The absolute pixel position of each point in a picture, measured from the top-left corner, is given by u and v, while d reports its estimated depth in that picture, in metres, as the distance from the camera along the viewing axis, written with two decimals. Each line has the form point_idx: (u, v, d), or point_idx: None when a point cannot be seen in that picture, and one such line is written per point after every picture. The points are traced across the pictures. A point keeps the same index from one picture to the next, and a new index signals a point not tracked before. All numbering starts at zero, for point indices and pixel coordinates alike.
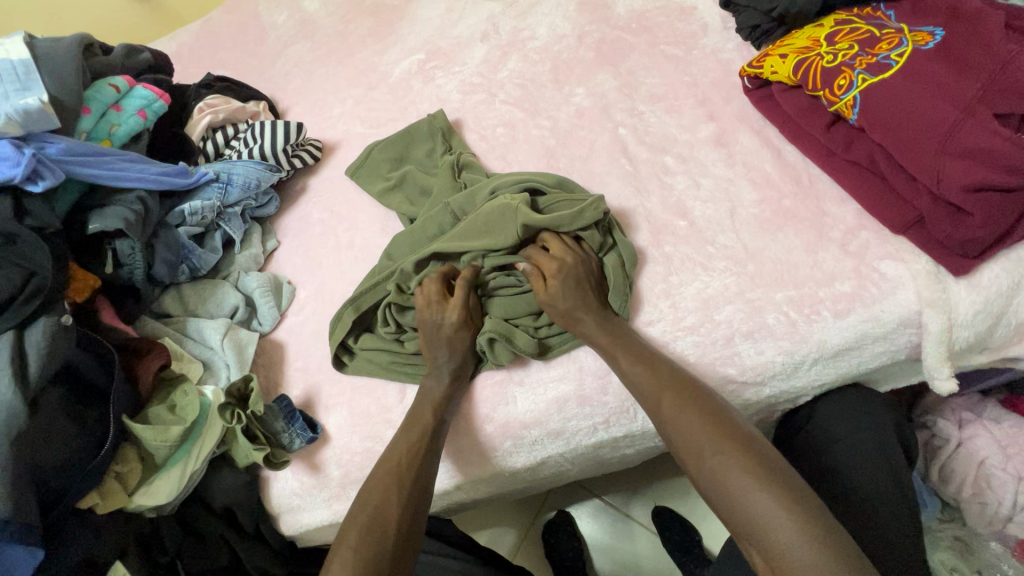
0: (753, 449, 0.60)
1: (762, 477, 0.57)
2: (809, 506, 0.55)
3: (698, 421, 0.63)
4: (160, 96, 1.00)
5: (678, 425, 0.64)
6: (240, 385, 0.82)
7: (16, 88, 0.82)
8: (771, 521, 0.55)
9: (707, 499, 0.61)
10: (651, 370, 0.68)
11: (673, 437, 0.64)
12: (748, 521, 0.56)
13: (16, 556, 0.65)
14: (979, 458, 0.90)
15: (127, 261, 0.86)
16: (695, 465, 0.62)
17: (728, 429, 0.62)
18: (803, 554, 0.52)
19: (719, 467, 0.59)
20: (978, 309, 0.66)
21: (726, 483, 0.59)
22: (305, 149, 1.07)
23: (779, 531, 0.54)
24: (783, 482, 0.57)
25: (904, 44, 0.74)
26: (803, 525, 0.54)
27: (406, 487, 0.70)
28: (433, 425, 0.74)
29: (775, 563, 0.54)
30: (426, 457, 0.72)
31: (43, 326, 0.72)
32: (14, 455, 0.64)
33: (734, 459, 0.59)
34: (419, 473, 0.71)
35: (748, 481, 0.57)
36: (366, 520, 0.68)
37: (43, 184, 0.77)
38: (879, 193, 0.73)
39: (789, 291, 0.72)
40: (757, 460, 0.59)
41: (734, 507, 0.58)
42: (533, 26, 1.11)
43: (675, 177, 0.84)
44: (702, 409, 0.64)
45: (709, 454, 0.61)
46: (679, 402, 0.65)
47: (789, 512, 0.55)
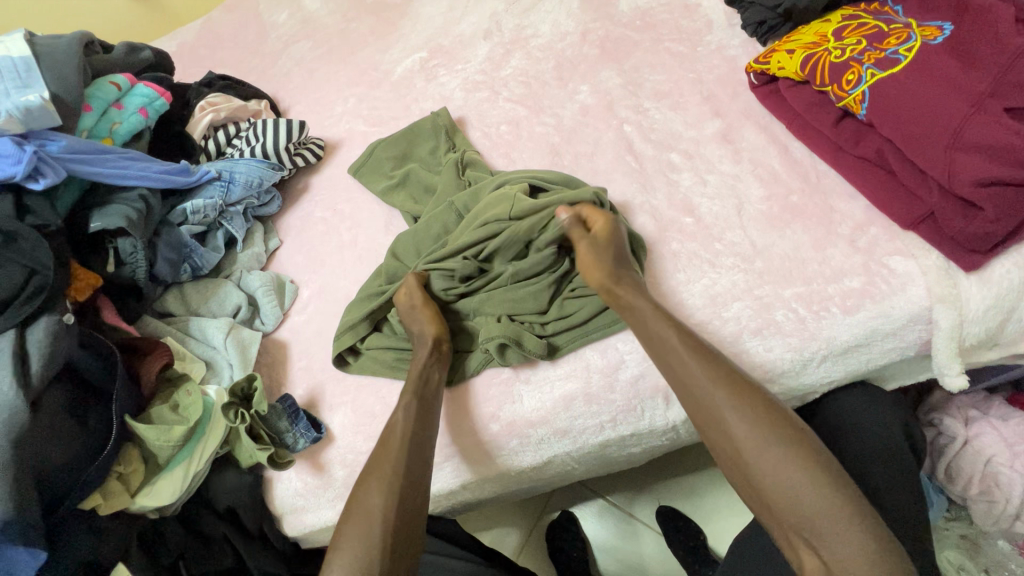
0: (807, 446, 0.59)
1: (819, 475, 0.57)
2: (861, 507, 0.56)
3: (754, 417, 0.60)
4: (161, 94, 1.00)
5: (733, 422, 0.61)
6: (243, 384, 0.82)
7: (16, 85, 0.81)
8: (830, 522, 0.55)
9: (755, 494, 0.60)
10: (702, 364, 0.64)
11: (725, 432, 0.61)
12: (804, 522, 0.56)
13: (18, 557, 0.65)
14: (986, 456, 0.90)
15: (129, 260, 0.85)
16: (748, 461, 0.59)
17: (782, 424, 0.60)
18: (864, 556, 0.53)
19: (775, 468, 0.58)
20: (989, 305, 0.66)
21: (783, 482, 0.57)
22: (307, 148, 1.06)
23: (839, 533, 0.55)
24: (837, 483, 0.57)
25: (911, 40, 0.74)
26: (861, 527, 0.55)
27: (392, 479, 0.68)
28: (419, 413, 0.73)
29: (830, 563, 0.55)
30: (413, 450, 0.71)
31: (45, 324, 0.71)
32: (16, 456, 0.64)
33: (794, 458, 0.58)
34: (405, 466, 0.69)
35: (807, 481, 0.57)
36: (356, 517, 0.67)
37: (45, 182, 0.76)
38: (888, 188, 0.73)
39: (798, 288, 0.71)
40: (815, 462, 0.58)
41: (791, 510, 0.57)
42: (536, 24, 1.10)
43: (681, 174, 0.84)
44: (755, 402, 0.61)
45: (768, 453, 0.59)
46: (733, 396, 0.61)
47: (848, 516, 0.55)
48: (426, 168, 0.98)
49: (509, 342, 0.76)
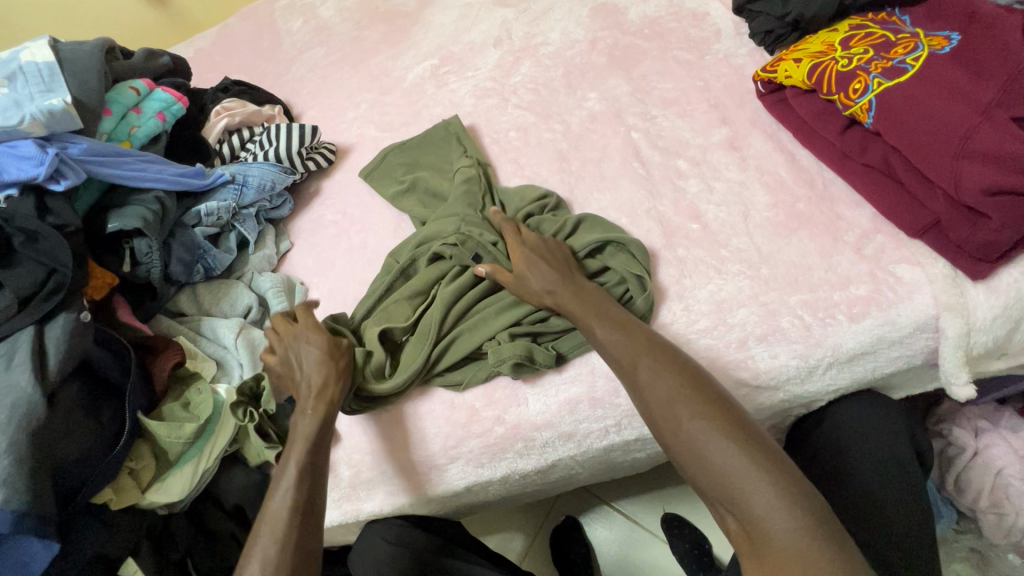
0: (726, 412, 0.61)
1: (734, 438, 0.58)
2: (779, 468, 0.57)
3: (674, 386, 0.63)
4: (178, 99, 1.02)
5: (653, 390, 0.64)
6: (251, 382, 0.81)
7: (40, 90, 0.84)
8: (746, 486, 0.56)
9: (678, 463, 0.62)
10: (626, 337, 0.68)
11: (647, 404, 0.64)
12: (722, 488, 0.57)
13: (33, 549, 0.66)
14: (996, 468, 0.89)
15: (144, 259, 0.87)
16: (669, 427, 0.62)
17: (704, 393, 0.63)
18: (778, 517, 0.54)
19: (691, 432, 0.60)
20: (996, 313, 0.66)
21: (699, 445, 0.59)
22: (319, 152, 1.08)
23: (755, 494, 0.55)
24: (754, 445, 0.58)
25: (919, 48, 0.74)
26: (785, 493, 0.55)
27: (274, 558, 0.62)
28: (298, 482, 0.68)
29: (749, 528, 0.55)
30: (301, 521, 0.66)
31: (63, 321, 0.73)
32: (33, 448, 0.65)
33: (709, 422, 0.60)
34: (297, 539, 0.64)
35: (720, 444, 0.58)
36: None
37: (65, 183, 0.79)
38: (896, 196, 0.73)
39: (804, 295, 0.72)
40: (731, 425, 0.60)
41: (709, 473, 0.58)
42: (546, 32, 1.12)
43: (688, 181, 0.85)
44: (678, 374, 0.64)
45: (686, 418, 0.61)
46: (653, 366, 0.65)
47: (765, 477, 0.56)
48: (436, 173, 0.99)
49: (522, 359, 0.75)
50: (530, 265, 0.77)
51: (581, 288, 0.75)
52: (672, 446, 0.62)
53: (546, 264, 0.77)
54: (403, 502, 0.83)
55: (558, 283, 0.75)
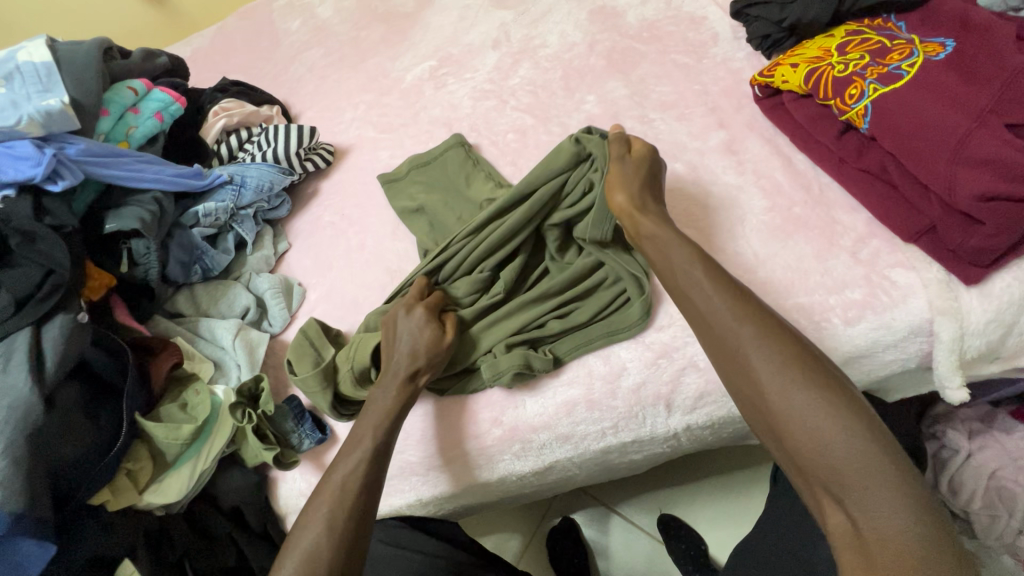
0: (841, 389, 0.57)
1: (853, 424, 0.55)
2: (899, 459, 0.54)
3: (787, 363, 0.59)
4: (176, 100, 1.02)
5: (762, 359, 0.59)
6: (250, 385, 0.83)
7: (38, 89, 0.84)
8: (864, 477, 0.52)
9: (781, 444, 0.58)
10: (728, 303, 0.64)
11: (755, 374, 0.59)
12: (836, 478, 0.53)
13: (28, 550, 0.65)
14: (990, 470, 0.90)
15: (142, 260, 0.87)
16: (779, 403, 0.57)
17: (817, 368, 0.58)
18: (897, 518, 0.50)
19: (806, 409, 0.56)
20: (989, 318, 0.66)
21: (813, 428, 0.55)
22: (317, 153, 1.08)
23: (869, 487, 0.52)
24: (872, 431, 0.55)
25: (915, 55, 0.75)
26: (905, 490, 0.52)
27: (340, 527, 0.65)
28: (372, 460, 0.70)
29: (859, 524, 0.52)
30: (367, 499, 0.68)
31: (60, 323, 0.73)
32: (30, 450, 0.65)
33: (826, 400, 0.56)
34: (356, 516, 0.66)
35: (840, 426, 0.55)
36: (298, 562, 0.63)
37: (63, 184, 0.79)
38: (891, 201, 0.74)
39: (799, 298, 0.72)
40: (848, 407, 0.56)
41: (820, 460, 0.54)
42: (544, 34, 1.12)
43: (685, 184, 0.85)
44: (788, 344, 0.60)
45: (801, 394, 0.57)
46: (762, 334, 0.61)
47: (884, 470, 0.52)
48: (448, 194, 0.94)
49: (519, 369, 0.76)
50: (627, 184, 0.77)
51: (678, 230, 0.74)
52: (778, 425, 0.57)
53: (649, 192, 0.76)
54: (400, 502, 0.85)
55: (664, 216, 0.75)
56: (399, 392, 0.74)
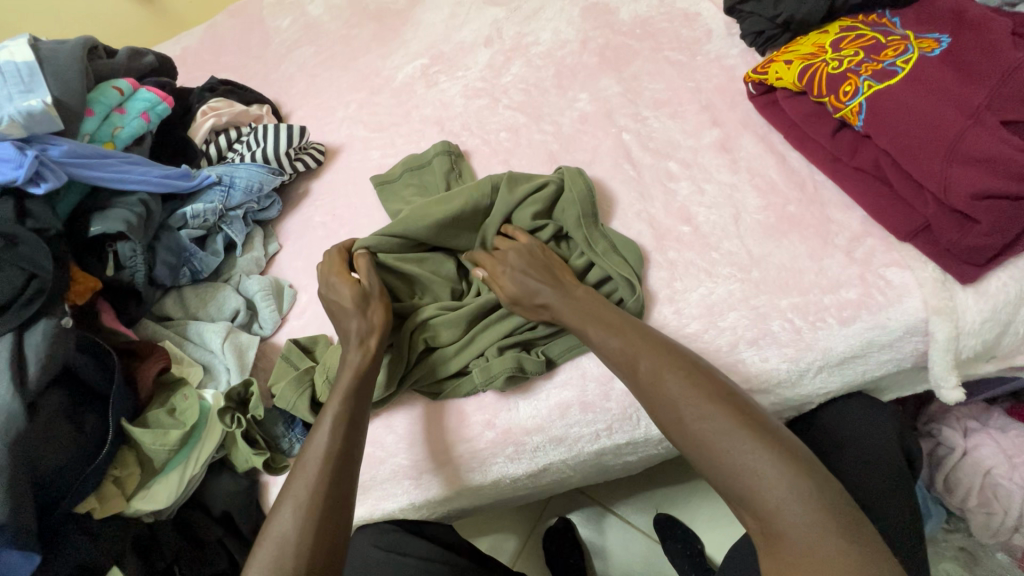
0: (730, 406, 0.60)
1: (743, 434, 0.57)
2: (795, 461, 0.56)
3: (678, 386, 0.62)
4: (163, 99, 1.00)
5: (655, 389, 0.63)
6: (240, 388, 0.81)
7: (19, 90, 0.82)
8: (761, 484, 0.55)
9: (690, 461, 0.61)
10: (624, 339, 0.67)
11: (653, 406, 0.63)
12: (738, 488, 0.56)
13: (13, 560, 0.65)
14: (985, 468, 0.90)
15: (128, 263, 0.86)
16: (676, 427, 0.61)
17: (706, 390, 0.61)
18: (796, 515, 0.53)
19: (701, 429, 0.59)
20: (985, 317, 0.66)
21: (712, 447, 0.58)
22: (307, 153, 1.07)
23: (769, 489, 0.54)
24: (765, 437, 0.57)
25: (909, 51, 0.74)
26: (802, 487, 0.54)
27: (306, 501, 0.63)
28: (336, 431, 0.68)
29: (766, 526, 0.54)
30: (337, 473, 0.65)
31: (43, 328, 0.72)
32: (14, 459, 0.64)
33: (716, 419, 0.59)
34: (328, 492, 0.64)
35: (731, 442, 0.57)
36: (268, 546, 0.61)
37: (46, 186, 0.77)
38: (886, 199, 0.73)
39: (794, 298, 0.71)
40: (740, 421, 0.58)
41: (721, 473, 0.57)
42: (537, 31, 1.11)
43: (679, 183, 0.84)
44: (681, 370, 0.63)
45: (692, 418, 0.60)
46: (654, 363, 0.64)
47: (778, 472, 0.55)
48: None
49: (513, 372, 0.75)
50: (518, 284, 0.76)
51: (573, 300, 0.73)
52: (683, 446, 0.61)
53: (534, 275, 0.75)
54: (393, 506, 0.84)
55: (553, 296, 0.73)
56: (353, 362, 0.72)
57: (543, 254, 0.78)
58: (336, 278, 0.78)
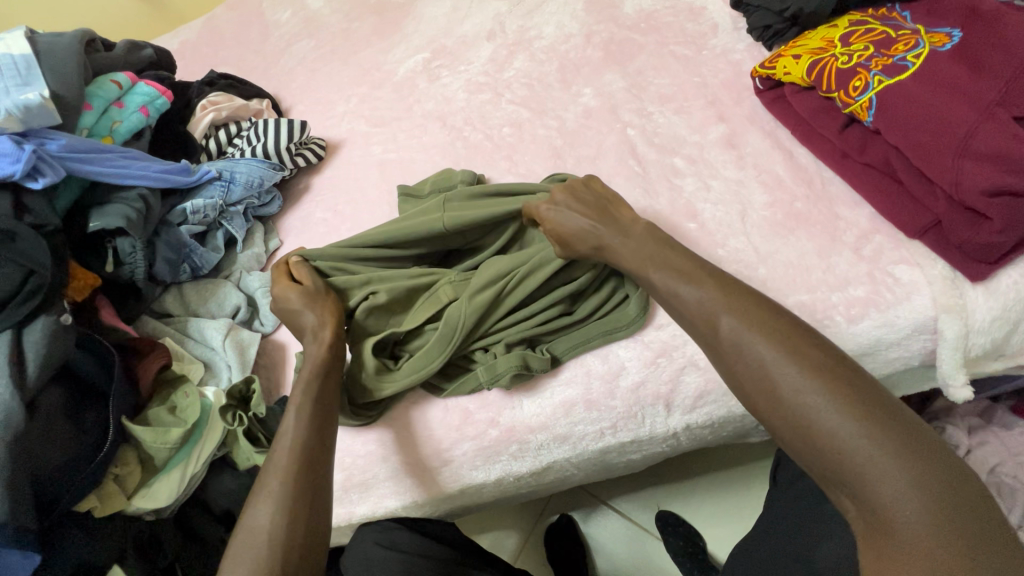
0: (834, 375, 0.51)
1: (849, 408, 0.49)
2: (915, 443, 0.47)
3: (769, 351, 0.54)
4: (162, 94, 0.99)
5: (741, 352, 0.55)
6: (240, 387, 0.79)
7: (16, 83, 0.80)
8: (867, 467, 0.47)
9: (777, 435, 0.53)
10: (699, 295, 0.61)
11: (738, 371, 0.55)
12: (838, 470, 0.48)
13: (13, 559, 0.64)
14: (989, 466, 0.89)
15: (127, 259, 0.85)
16: (767, 397, 0.53)
17: (803, 356, 0.53)
18: (910, 505, 0.45)
19: (796, 401, 0.51)
20: (995, 315, 0.65)
21: (808, 420, 0.50)
22: (308, 148, 1.06)
23: (878, 473, 0.46)
24: (877, 414, 0.48)
25: (920, 46, 0.73)
26: (918, 472, 0.46)
27: (281, 492, 0.60)
28: (314, 421, 0.67)
29: (870, 515, 0.46)
30: (312, 460, 0.63)
31: (42, 325, 0.71)
32: (13, 458, 0.63)
33: (817, 389, 0.50)
34: (302, 480, 0.61)
35: (833, 415, 0.49)
36: (245, 536, 0.59)
37: (44, 181, 0.76)
38: (895, 196, 0.72)
39: (801, 296, 0.71)
40: (847, 393, 0.50)
41: (818, 451, 0.49)
42: (540, 25, 1.10)
43: (684, 179, 0.83)
44: (774, 332, 0.55)
45: (788, 388, 0.52)
46: (742, 322, 0.56)
47: (891, 454, 0.46)
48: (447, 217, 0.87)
49: (518, 369, 0.74)
50: (567, 220, 0.74)
51: (629, 237, 0.71)
52: (768, 418, 0.53)
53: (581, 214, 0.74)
54: (395, 505, 0.84)
55: (603, 236, 0.72)
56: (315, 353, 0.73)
57: (594, 190, 0.77)
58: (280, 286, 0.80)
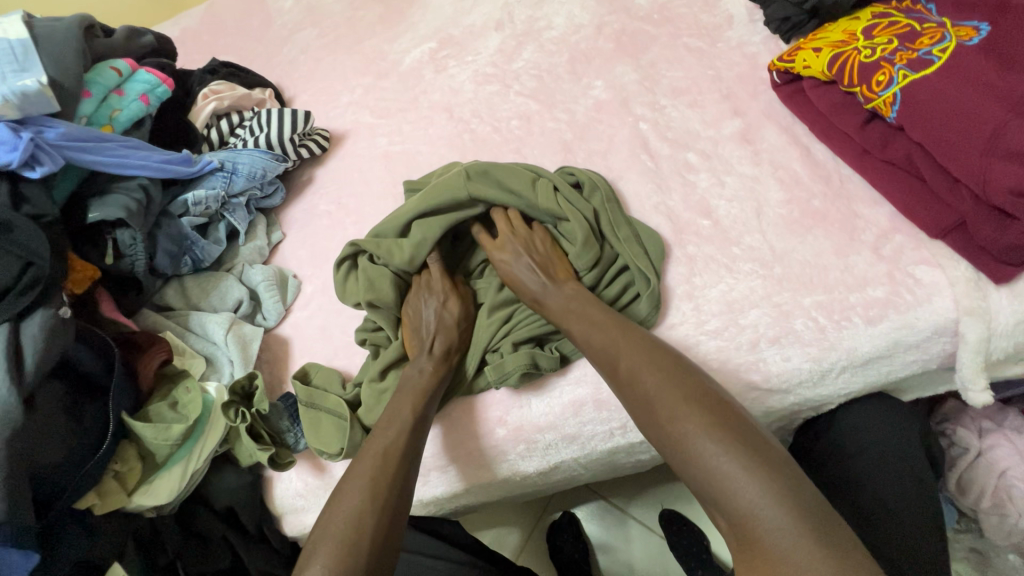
0: (705, 405, 0.56)
1: (715, 434, 0.54)
2: (774, 465, 0.51)
3: (654, 384, 0.60)
4: (163, 81, 0.96)
5: (633, 387, 0.61)
6: (244, 382, 0.79)
7: (13, 69, 0.78)
8: (733, 486, 0.51)
9: (668, 465, 0.58)
10: (606, 335, 0.66)
11: (634, 405, 0.61)
12: (710, 492, 0.52)
13: (11, 559, 0.62)
14: (1000, 469, 0.88)
15: (128, 251, 0.83)
16: (652, 427, 0.58)
17: (681, 388, 0.58)
18: (769, 520, 0.48)
19: (674, 430, 0.56)
20: (1019, 318, 0.63)
21: (684, 449, 0.55)
22: (312, 139, 1.04)
23: (742, 493, 0.50)
24: (741, 439, 0.53)
25: (946, 40, 0.71)
26: (775, 490, 0.50)
27: (381, 491, 0.63)
28: (414, 425, 0.69)
29: (738, 531, 0.50)
30: (409, 464, 0.66)
31: (41, 318, 0.69)
32: (12, 454, 0.62)
33: (689, 420, 0.55)
34: (397, 481, 0.64)
35: (702, 441, 0.54)
36: (342, 530, 0.60)
37: (42, 170, 0.74)
38: (918, 195, 0.70)
39: (818, 296, 0.69)
40: (716, 421, 0.55)
41: (694, 475, 0.54)
42: (550, 15, 1.07)
43: (698, 175, 0.81)
44: (660, 366, 0.61)
45: (665, 419, 0.57)
46: (633, 361, 0.63)
47: (749, 474, 0.51)
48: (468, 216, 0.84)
49: (528, 368, 0.73)
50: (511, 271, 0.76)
51: (560, 293, 0.73)
52: (658, 446, 0.58)
53: (528, 263, 0.75)
54: None
55: (544, 290, 0.73)
56: (433, 368, 0.74)
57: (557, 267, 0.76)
58: (442, 286, 0.79)
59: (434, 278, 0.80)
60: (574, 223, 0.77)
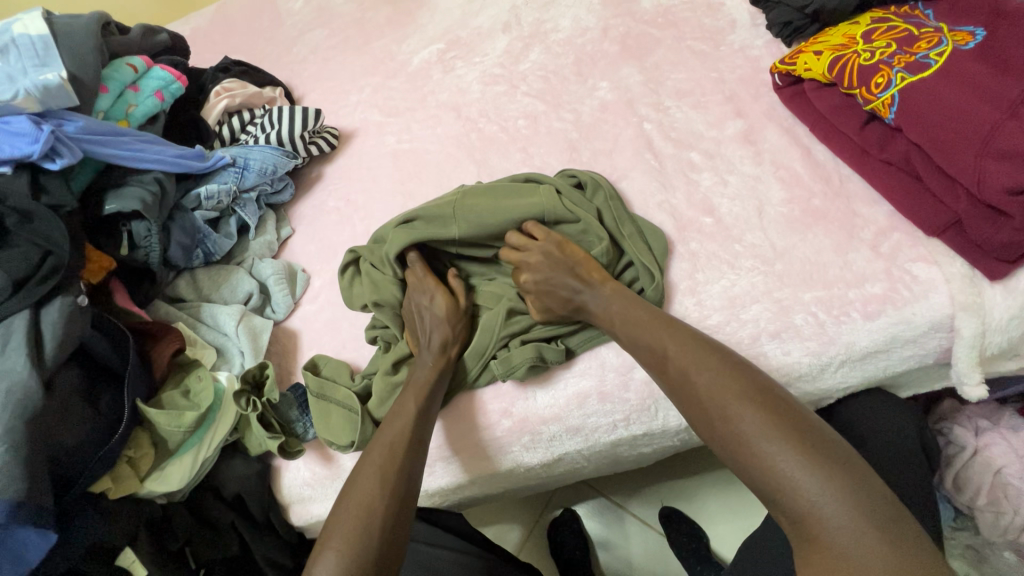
0: (762, 403, 0.57)
1: (775, 432, 0.55)
2: (836, 462, 0.53)
3: (708, 383, 0.60)
4: (177, 78, 0.98)
5: (687, 385, 0.62)
6: (255, 371, 0.81)
7: (34, 64, 0.80)
8: (793, 482, 0.52)
9: (722, 459, 0.59)
10: (654, 334, 0.67)
11: (687, 403, 0.62)
12: (769, 488, 0.54)
13: (28, 539, 0.64)
14: (996, 467, 0.89)
15: (143, 243, 0.85)
16: (707, 425, 0.60)
17: (737, 386, 0.59)
18: (832, 515, 0.50)
19: (732, 428, 0.57)
20: (1013, 313, 0.65)
21: (741, 447, 0.56)
22: (322, 137, 1.06)
23: (804, 490, 0.52)
24: (800, 435, 0.54)
25: (943, 44, 0.73)
26: (836, 486, 0.51)
27: (391, 478, 0.65)
28: (420, 416, 0.70)
29: (799, 525, 0.52)
30: (414, 452, 0.68)
31: (59, 305, 0.71)
32: (31, 437, 0.63)
33: (748, 419, 0.56)
34: (402, 472, 0.66)
35: (763, 439, 0.55)
36: (355, 515, 0.62)
37: (62, 162, 0.76)
38: (915, 195, 0.72)
39: (818, 292, 0.71)
40: (774, 419, 0.56)
41: (752, 471, 0.55)
42: (556, 18, 1.10)
43: (701, 174, 0.83)
44: (714, 363, 0.62)
45: (722, 418, 0.58)
46: (687, 359, 0.63)
47: (811, 471, 0.52)
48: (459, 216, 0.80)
49: (534, 362, 0.75)
50: (548, 279, 0.76)
51: (601, 298, 0.74)
52: (714, 443, 0.59)
53: (564, 271, 0.76)
54: None
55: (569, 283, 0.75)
56: (433, 364, 0.74)
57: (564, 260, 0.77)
58: (429, 284, 0.79)
59: (419, 278, 0.80)
60: (588, 223, 0.80)
